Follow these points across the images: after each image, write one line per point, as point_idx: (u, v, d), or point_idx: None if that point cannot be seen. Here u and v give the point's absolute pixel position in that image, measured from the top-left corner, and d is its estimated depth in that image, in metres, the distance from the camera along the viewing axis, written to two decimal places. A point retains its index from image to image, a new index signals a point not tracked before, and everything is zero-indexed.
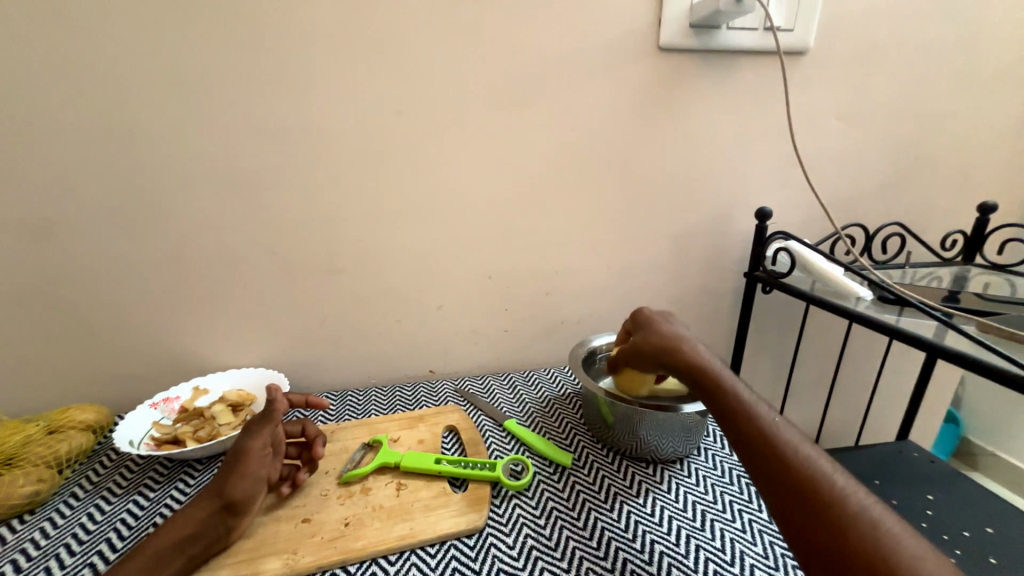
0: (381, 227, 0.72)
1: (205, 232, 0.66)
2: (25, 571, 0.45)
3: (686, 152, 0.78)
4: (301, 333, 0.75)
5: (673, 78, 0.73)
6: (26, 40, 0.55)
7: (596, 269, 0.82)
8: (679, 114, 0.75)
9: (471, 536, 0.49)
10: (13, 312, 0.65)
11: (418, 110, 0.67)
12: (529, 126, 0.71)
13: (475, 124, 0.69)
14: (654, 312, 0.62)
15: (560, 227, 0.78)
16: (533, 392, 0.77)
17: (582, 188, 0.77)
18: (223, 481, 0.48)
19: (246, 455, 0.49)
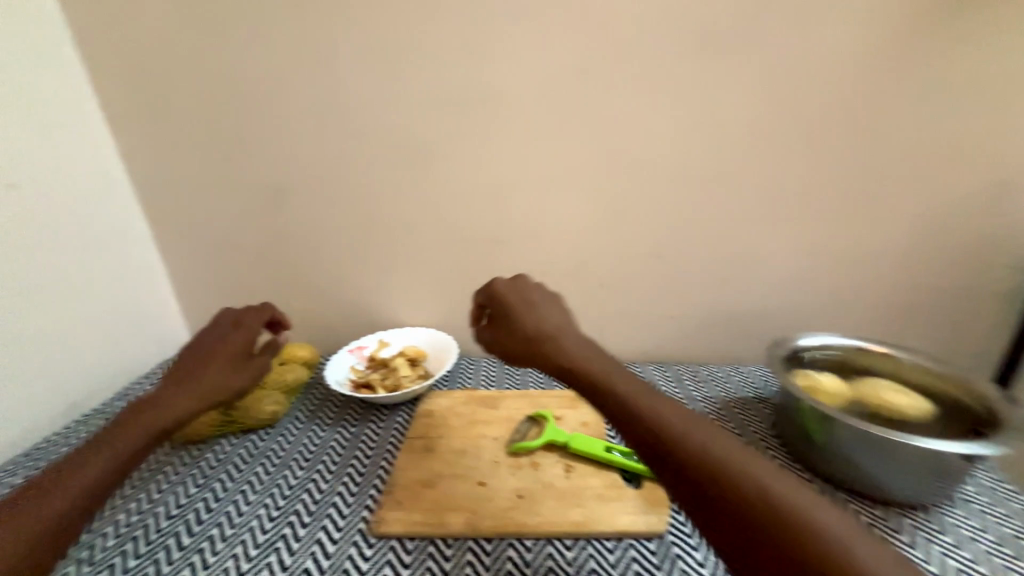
0: (552, 198, 0.69)
1: (393, 198, 0.70)
2: (268, 478, 0.55)
3: (938, 114, 0.62)
4: (465, 301, 0.76)
5: (933, 20, 0.58)
6: (269, 23, 0.63)
7: (790, 255, 0.70)
8: (933, 67, 0.60)
9: (652, 541, 0.45)
10: (240, 262, 0.76)
11: (610, 73, 0.63)
12: (735, 86, 0.62)
13: (670, 86, 0.63)
14: (513, 291, 0.50)
15: (753, 204, 0.68)
16: (704, 390, 0.68)
17: (788, 158, 0.65)
18: (224, 376, 0.50)
19: (246, 362, 0.52)
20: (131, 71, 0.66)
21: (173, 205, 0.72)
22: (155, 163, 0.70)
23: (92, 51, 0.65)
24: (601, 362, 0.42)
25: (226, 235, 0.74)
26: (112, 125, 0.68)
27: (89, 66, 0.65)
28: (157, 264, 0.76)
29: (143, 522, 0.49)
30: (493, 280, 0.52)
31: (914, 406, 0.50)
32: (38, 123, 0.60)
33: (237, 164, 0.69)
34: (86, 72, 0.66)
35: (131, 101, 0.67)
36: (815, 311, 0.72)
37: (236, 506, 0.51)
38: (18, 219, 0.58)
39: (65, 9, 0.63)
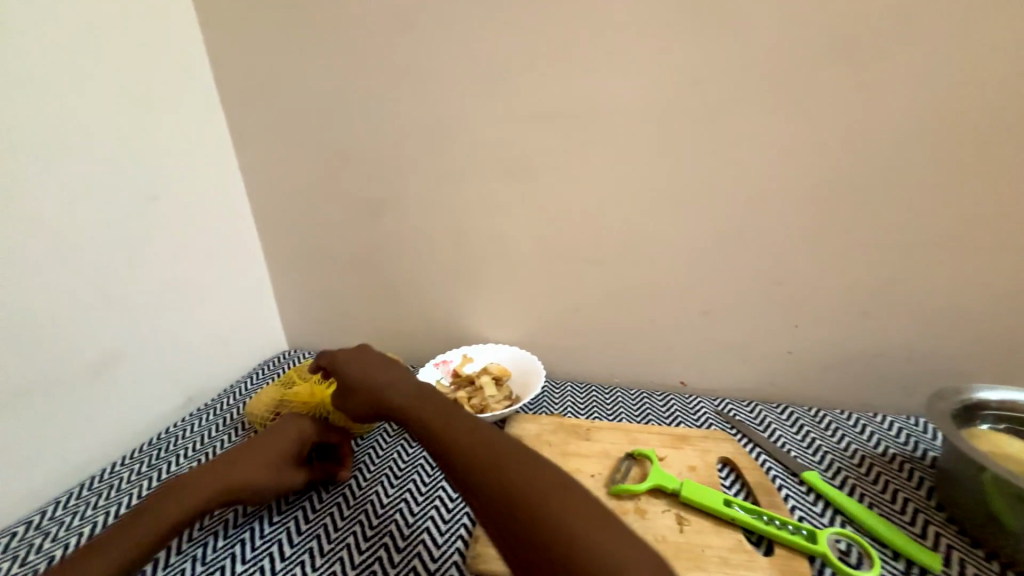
0: (658, 217, 0.64)
1: (489, 214, 0.69)
2: (361, 492, 0.54)
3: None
4: (552, 321, 0.73)
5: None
6: (376, 44, 0.64)
7: (948, 289, 0.59)
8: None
9: None
10: (335, 272, 0.79)
11: (742, 82, 0.56)
12: (894, 94, 0.54)
13: (812, 95, 0.55)
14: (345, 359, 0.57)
15: (903, 230, 0.58)
16: (831, 439, 0.59)
17: (956, 176, 0.55)
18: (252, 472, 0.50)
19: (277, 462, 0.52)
20: (255, 90, 0.70)
21: (282, 216, 0.76)
22: (270, 176, 0.74)
23: (223, 71, 0.70)
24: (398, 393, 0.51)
25: (324, 246, 0.77)
26: (235, 139, 0.73)
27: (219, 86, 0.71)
28: (264, 269, 0.81)
29: (249, 526, 0.51)
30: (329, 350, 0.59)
31: None
32: (177, 141, 0.66)
33: (342, 178, 0.72)
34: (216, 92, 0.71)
35: (252, 117, 0.71)
36: (974, 357, 0.61)
37: (332, 519, 0.51)
38: (159, 228, 0.64)
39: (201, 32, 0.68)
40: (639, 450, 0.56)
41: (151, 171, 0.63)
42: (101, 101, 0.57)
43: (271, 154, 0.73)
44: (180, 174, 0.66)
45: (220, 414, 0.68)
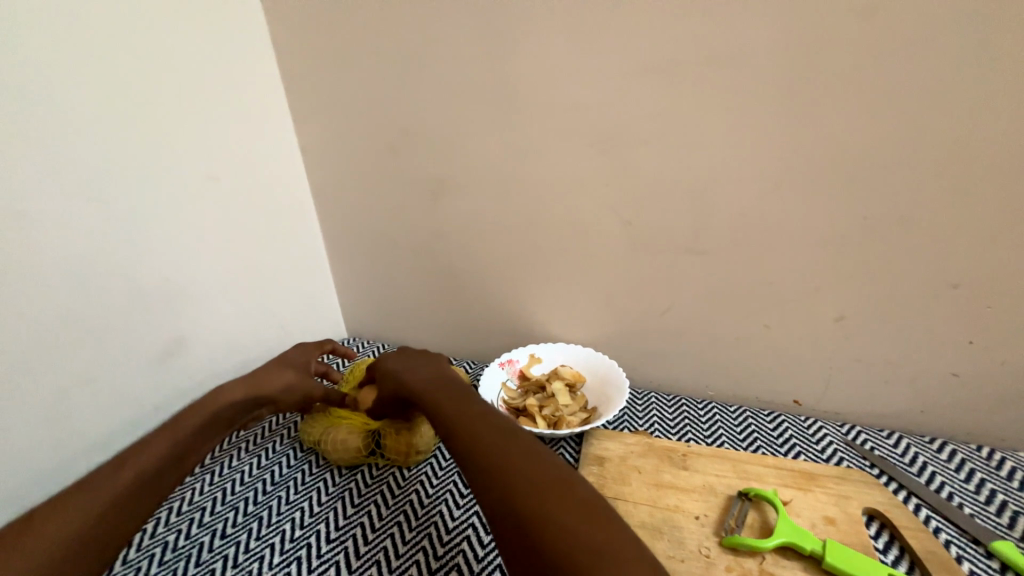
0: (786, 200, 0.51)
1: (570, 195, 0.59)
2: (424, 512, 0.49)
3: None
4: (636, 322, 0.63)
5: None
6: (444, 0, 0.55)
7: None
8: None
9: None
10: (396, 261, 0.73)
11: (939, 13, 0.41)
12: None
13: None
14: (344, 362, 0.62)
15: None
16: (1021, 498, 0.45)
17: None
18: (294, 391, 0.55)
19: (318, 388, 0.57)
20: (313, 53, 0.63)
21: (343, 194, 0.71)
22: (330, 151, 0.69)
23: (281, 37, 0.64)
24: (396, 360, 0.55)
25: (385, 234, 0.72)
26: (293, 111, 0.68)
27: (276, 51, 0.65)
28: (321, 251, 0.77)
29: (305, 541, 0.46)
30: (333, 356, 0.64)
31: None
32: (237, 116, 0.61)
33: (406, 153, 0.65)
34: (272, 57, 0.65)
35: (311, 89, 0.66)
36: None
37: (392, 543, 0.46)
38: (218, 211, 0.60)
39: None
40: (758, 491, 0.44)
41: (212, 145, 0.59)
42: (155, 69, 0.52)
43: (330, 126, 0.67)
44: (240, 154, 0.62)
45: None
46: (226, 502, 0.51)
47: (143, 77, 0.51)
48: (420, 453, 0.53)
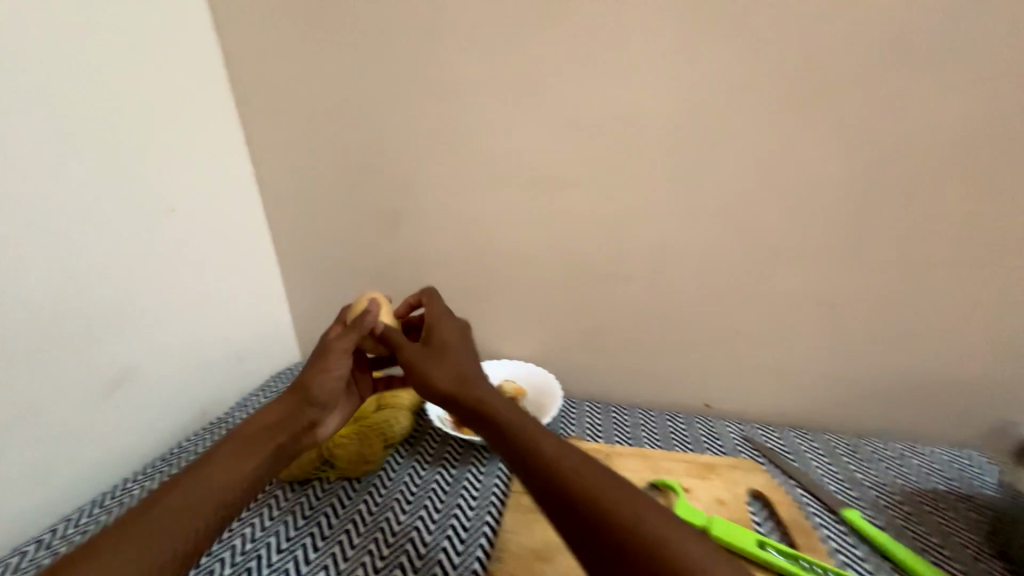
0: (684, 232, 0.61)
1: (508, 226, 0.67)
2: (371, 519, 0.52)
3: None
4: (569, 338, 0.70)
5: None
6: (391, 57, 0.63)
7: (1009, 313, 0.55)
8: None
9: None
10: (350, 286, 0.78)
11: (790, 89, 0.53)
12: (955, 101, 0.50)
13: (863, 101, 0.51)
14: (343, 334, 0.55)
15: (958, 249, 0.54)
16: (874, 473, 0.54)
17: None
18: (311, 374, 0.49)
19: (321, 356, 0.50)
20: (276, 97, 0.68)
21: (301, 225, 0.75)
22: (286, 184, 0.73)
23: (239, 80, 0.69)
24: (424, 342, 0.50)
25: (338, 260, 0.76)
26: (252, 147, 0.72)
27: (236, 93, 0.69)
28: (277, 278, 0.80)
29: (256, 554, 0.49)
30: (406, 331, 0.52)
31: None
32: (198, 155, 0.66)
33: (362, 188, 0.70)
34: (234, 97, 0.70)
35: (266, 127, 0.70)
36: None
37: (340, 550, 0.49)
38: (176, 244, 0.64)
39: (218, 36, 0.67)
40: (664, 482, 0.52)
41: (172, 181, 0.63)
42: (113, 113, 0.56)
43: (287, 161, 0.71)
44: (196, 188, 0.66)
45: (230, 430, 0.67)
46: None
47: (105, 121, 0.55)
48: (371, 464, 0.58)
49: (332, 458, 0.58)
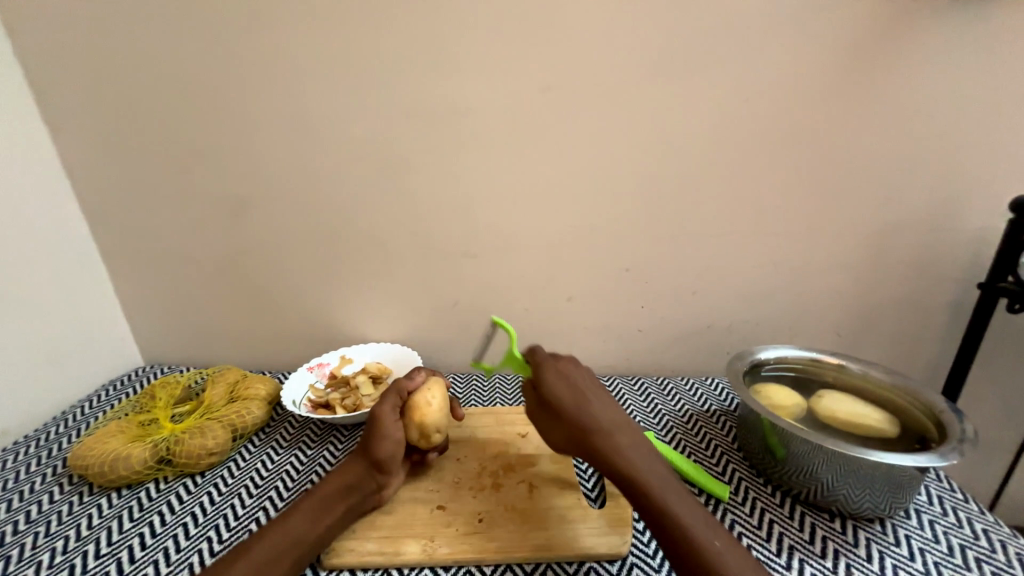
0: (520, 213, 0.69)
1: (361, 210, 0.69)
2: (213, 509, 0.52)
3: (906, 123, 0.62)
4: (432, 315, 0.75)
5: (900, 27, 0.58)
6: (218, 39, 0.61)
7: (764, 269, 0.70)
8: (897, 78, 0.60)
9: (613, 563, 0.45)
10: (199, 278, 0.74)
11: (585, 88, 0.63)
12: (708, 104, 0.63)
13: (644, 101, 0.63)
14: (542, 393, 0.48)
15: (725, 219, 0.68)
16: (671, 404, 0.68)
17: (760, 169, 0.65)
18: (367, 441, 0.48)
19: (376, 423, 0.49)
20: (82, 79, 0.64)
21: (127, 217, 0.71)
22: (112, 170, 0.68)
23: (41, 56, 0.63)
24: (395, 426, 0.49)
25: (182, 251, 0.72)
26: (59, 137, 0.67)
27: (31, 77, 0.64)
28: (104, 277, 0.74)
29: (69, 563, 0.46)
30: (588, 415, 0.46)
31: (880, 420, 0.50)
32: None
33: (195, 176, 0.68)
34: (29, 84, 0.64)
35: (82, 108, 0.65)
36: (785, 322, 0.72)
37: (174, 542, 0.48)
38: None
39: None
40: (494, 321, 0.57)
41: None
42: None
43: (111, 146, 0.67)
44: None
45: (43, 446, 0.61)
46: None
47: None
48: (217, 455, 0.57)
49: (172, 455, 0.55)
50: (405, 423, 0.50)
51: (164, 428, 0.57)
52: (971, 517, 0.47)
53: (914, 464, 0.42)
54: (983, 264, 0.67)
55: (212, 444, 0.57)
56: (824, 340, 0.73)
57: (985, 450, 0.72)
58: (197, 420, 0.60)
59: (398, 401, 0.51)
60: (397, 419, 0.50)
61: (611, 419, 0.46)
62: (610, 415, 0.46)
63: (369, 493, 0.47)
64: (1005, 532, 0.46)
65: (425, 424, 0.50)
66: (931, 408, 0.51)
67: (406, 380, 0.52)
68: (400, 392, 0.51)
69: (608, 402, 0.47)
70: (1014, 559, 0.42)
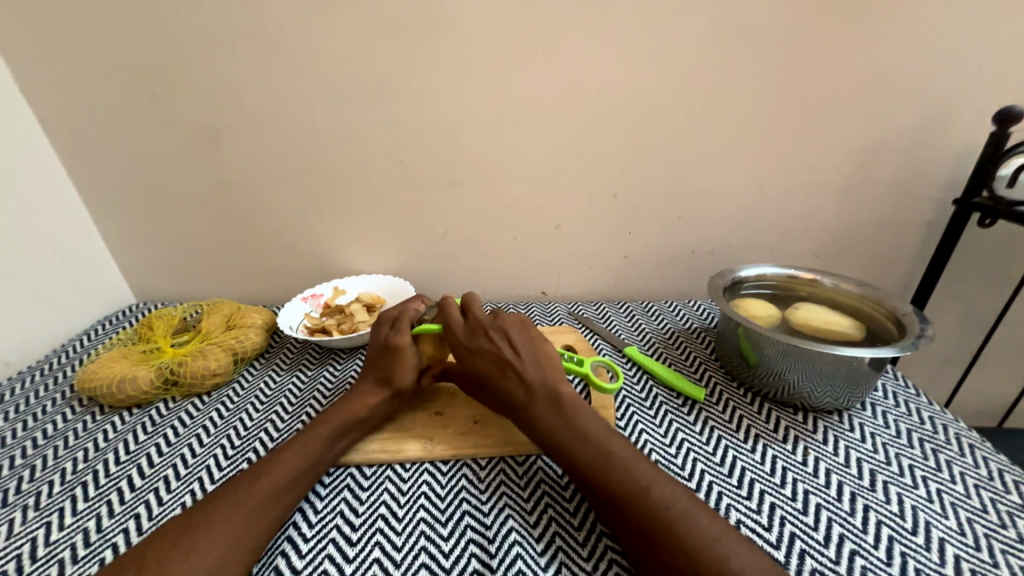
0: (507, 137, 0.67)
1: (342, 137, 0.67)
2: (222, 423, 0.54)
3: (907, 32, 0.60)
4: (422, 245, 0.76)
5: None
6: None
7: (750, 192, 0.71)
8: None
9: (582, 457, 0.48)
10: (182, 212, 0.73)
11: None
12: (703, 13, 0.59)
13: (635, 11, 0.59)
14: (485, 356, 0.47)
15: (715, 141, 0.67)
16: (655, 323, 0.71)
17: (753, 86, 0.63)
18: (388, 370, 0.50)
19: (398, 353, 0.50)
20: None
21: (98, 147, 0.68)
22: (74, 96, 0.64)
23: None
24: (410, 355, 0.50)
25: (161, 183, 0.70)
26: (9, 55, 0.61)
27: None
28: (81, 207, 0.72)
29: (91, 468, 0.48)
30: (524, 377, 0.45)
31: (851, 325, 0.52)
32: None
33: (164, 102, 0.65)
34: None
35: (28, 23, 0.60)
36: (767, 245, 0.74)
37: (189, 449, 0.51)
38: None
39: None
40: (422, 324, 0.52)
41: None
42: None
43: (68, 68, 0.62)
44: None
45: (47, 376, 0.62)
46: None
47: None
48: (221, 376, 0.59)
49: (177, 377, 0.57)
50: (419, 348, 0.52)
51: (168, 354, 0.59)
52: (919, 407, 0.52)
53: (883, 357, 0.45)
54: (962, 181, 0.68)
55: (215, 366, 0.59)
56: (803, 262, 0.76)
57: (942, 358, 0.78)
58: (197, 346, 0.62)
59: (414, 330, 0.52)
60: (414, 347, 0.51)
61: (543, 383, 0.45)
62: (543, 377, 0.46)
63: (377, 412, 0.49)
64: (952, 421, 0.50)
65: (438, 347, 0.53)
66: (893, 312, 0.54)
67: (413, 310, 0.54)
68: (412, 322, 0.53)
69: (539, 362, 0.47)
70: (957, 441, 0.47)
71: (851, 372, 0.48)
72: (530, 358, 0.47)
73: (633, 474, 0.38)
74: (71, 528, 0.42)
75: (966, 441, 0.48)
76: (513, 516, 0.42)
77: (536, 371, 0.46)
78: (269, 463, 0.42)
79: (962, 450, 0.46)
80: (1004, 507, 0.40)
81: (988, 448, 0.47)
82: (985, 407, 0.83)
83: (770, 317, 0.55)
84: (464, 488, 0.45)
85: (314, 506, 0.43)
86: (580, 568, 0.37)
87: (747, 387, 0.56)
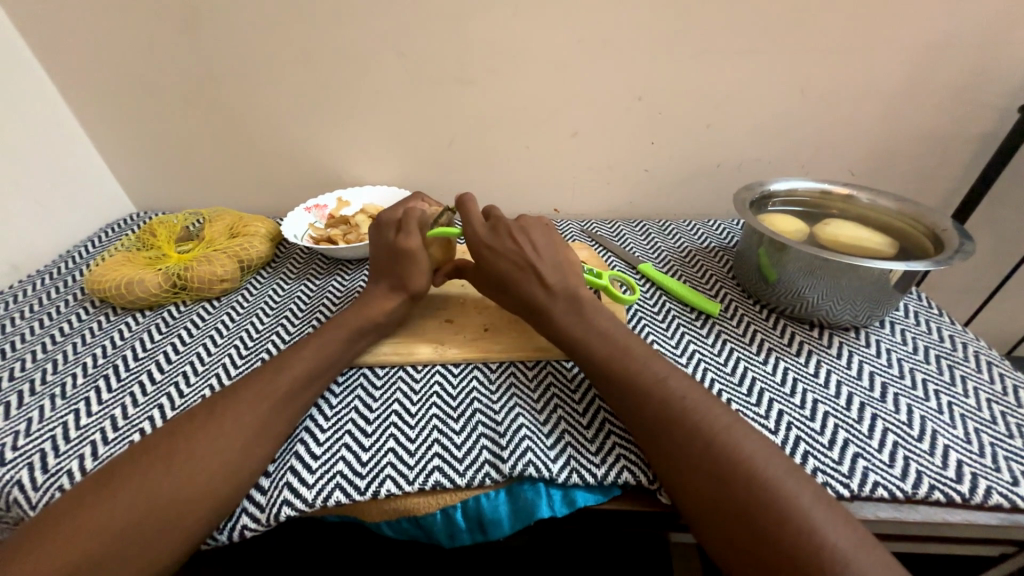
0: (523, 26, 0.60)
1: (338, 23, 0.60)
2: (233, 326, 0.55)
3: None
4: (429, 154, 0.71)
5: None
6: None
7: (791, 98, 0.64)
8: None
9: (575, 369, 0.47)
10: (171, 112, 0.67)
11: None
12: None
13: None
14: (504, 260, 0.46)
15: (760, 34, 0.59)
16: (671, 242, 0.68)
17: None
18: (402, 274, 0.49)
19: (409, 256, 0.48)
20: None
21: (67, 29, 0.61)
22: None
23: None
24: (420, 261, 0.49)
25: (145, 77, 0.64)
26: None
27: None
28: (62, 103, 0.66)
29: (110, 364, 0.49)
30: (546, 281, 0.44)
31: (883, 240, 0.49)
32: None
33: None
34: None
35: None
36: (800, 160, 0.69)
37: (203, 349, 0.51)
38: None
39: None
40: (434, 229, 0.50)
41: None
42: None
43: None
44: None
45: (57, 280, 0.62)
46: (7, 359, 0.50)
47: None
48: (229, 282, 0.59)
49: (185, 282, 0.57)
50: (429, 251, 0.50)
51: (174, 258, 0.58)
52: (941, 326, 0.51)
53: (924, 270, 0.43)
54: None
55: (222, 272, 0.58)
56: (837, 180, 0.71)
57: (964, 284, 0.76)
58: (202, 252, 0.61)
59: (423, 234, 0.50)
60: (424, 250, 0.50)
61: (564, 287, 0.44)
62: (564, 282, 0.45)
63: (389, 318, 0.48)
64: (972, 339, 0.49)
65: (447, 251, 0.52)
66: (932, 229, 0.50)
67: (420, 212, 0.51)
68: (420, 225, 0.50)
69: (560, 267, 0.46)
70: (974, 358, 0.47)
71: (878, 290, 0.46)
72: (552, 261, 0.46)
73: (647, 378, 0.38)
74: (98, 416, 0.44)
75: (983, 358, 0.47)
76: (523, 415, 0.42)
77: (557, 274, 0.45)
78: (284, 360, 0.42)
79: (978, 366, 0.46)
80: (1014, 420, 0.40)
81: (1006, 365, 0.46)
82: (998, 334, 0.83)
83: (796, 229, 0.52)
84: (475, 390, 0.45)
85: (329, 401, 0.44)
86: (589, 461, 0.39)
87: (763, 306, 0.55)
